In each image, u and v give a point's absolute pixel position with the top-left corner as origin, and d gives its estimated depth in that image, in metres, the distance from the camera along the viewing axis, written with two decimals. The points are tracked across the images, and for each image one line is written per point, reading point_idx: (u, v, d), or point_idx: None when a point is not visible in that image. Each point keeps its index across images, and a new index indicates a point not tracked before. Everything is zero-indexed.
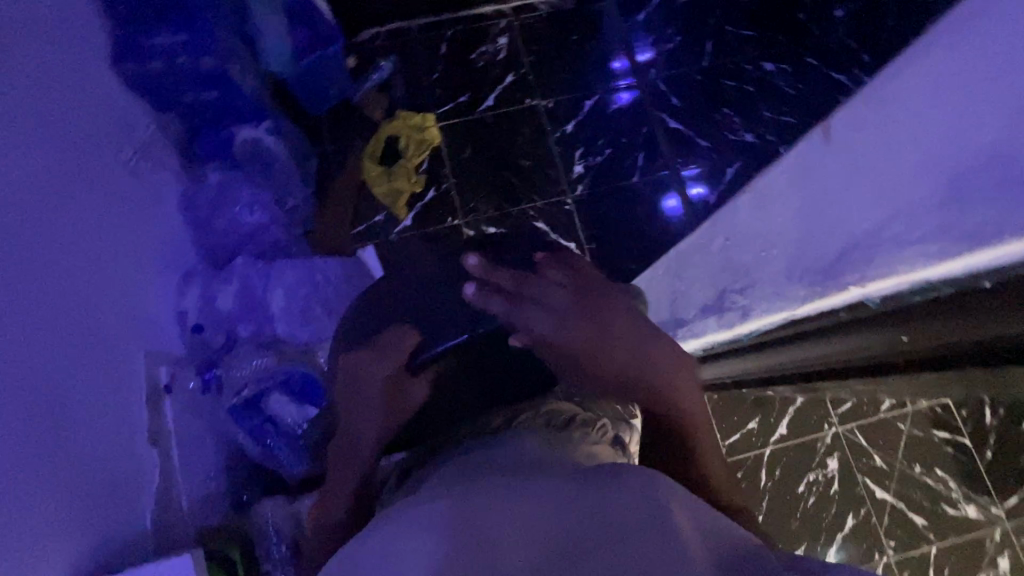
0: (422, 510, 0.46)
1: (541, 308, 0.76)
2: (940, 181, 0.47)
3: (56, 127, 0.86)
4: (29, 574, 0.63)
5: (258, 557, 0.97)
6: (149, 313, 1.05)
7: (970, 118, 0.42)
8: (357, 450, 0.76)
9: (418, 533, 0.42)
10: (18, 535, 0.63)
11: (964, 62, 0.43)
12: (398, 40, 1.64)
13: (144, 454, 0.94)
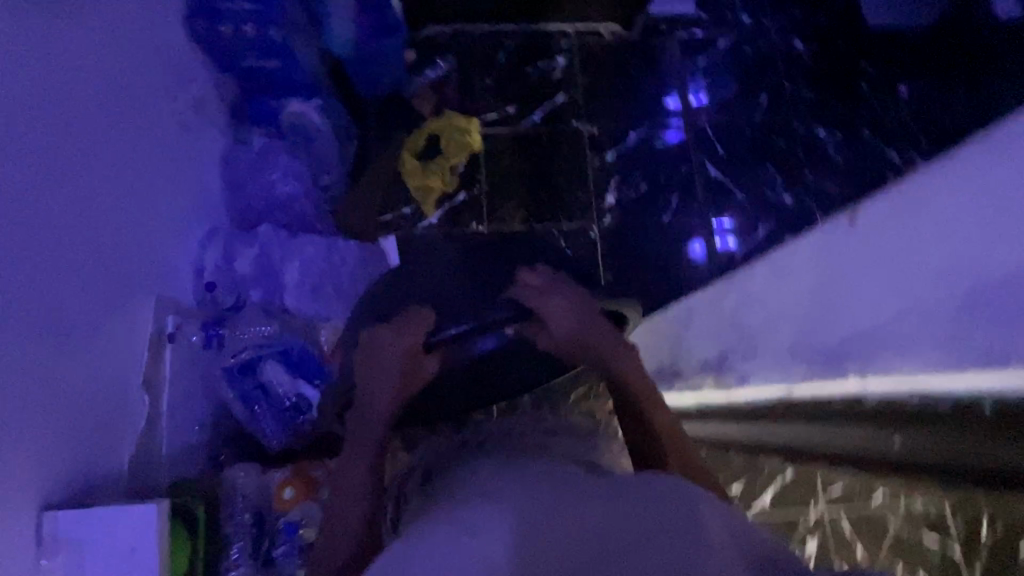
0: (489, 513, 0.52)
1: (561, 309, 0.91)
2: (952, 296, 0.53)
3: (117, 69, 0.90)
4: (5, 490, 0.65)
5: (220, 520, 0.95)
6: (169, 259, 1.08)
7: (986, 245, 0.49)
8: (375, 415, 0.89)
9: (492, 533, 0.49)
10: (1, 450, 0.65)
11: (977, 199, 0.51)
12: (460, 41, 1.66)
13: (137, 398, 0.95)
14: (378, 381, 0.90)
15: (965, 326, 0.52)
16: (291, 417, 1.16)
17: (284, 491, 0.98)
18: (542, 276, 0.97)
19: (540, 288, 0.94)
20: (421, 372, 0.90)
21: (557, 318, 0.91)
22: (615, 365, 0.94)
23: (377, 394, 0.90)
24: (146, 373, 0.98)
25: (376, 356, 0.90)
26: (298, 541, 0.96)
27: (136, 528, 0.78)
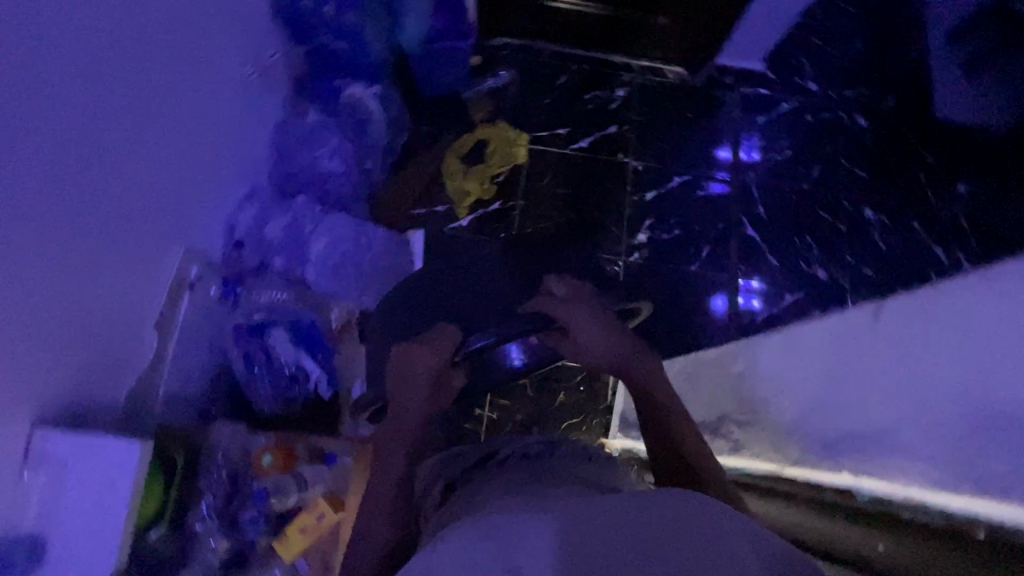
0: (533, 523, 0.43)
1: (586, 320, 0.95)
2: (959, 416, 0.55)
3: (196, 24, 0.95)
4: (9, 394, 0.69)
5: (197, 472, 0.92)
6: (204, 211, 1.12)
7: (1001, 377, 0.51)
8: (405, 424, 0.89)
9: (540, 550, 0.41)
10: (14, 356, 0.68)
11: (1001, 319, 0.53)
12: (525, 57, 1.69)
13: (147, 337, 0.99)
14: (409, 394, 0.92)
15: (968, 460, 0.54)
16: (287, 386, 1.16)
17: (262, 459, 0.95)
18: (566, 286, 0.99)
19: (563, 298, 0.96)
20: (452, 385, 0.96)
21: (582, 328, 0.94)
22: (651, 382, 0.95)
23: (409, 406, 0.90)
24: (160, 314, 1.02)
25: (406, 371, 0.92)
26: (266, 511, 0.93)
27: (117, 459, 0.79)
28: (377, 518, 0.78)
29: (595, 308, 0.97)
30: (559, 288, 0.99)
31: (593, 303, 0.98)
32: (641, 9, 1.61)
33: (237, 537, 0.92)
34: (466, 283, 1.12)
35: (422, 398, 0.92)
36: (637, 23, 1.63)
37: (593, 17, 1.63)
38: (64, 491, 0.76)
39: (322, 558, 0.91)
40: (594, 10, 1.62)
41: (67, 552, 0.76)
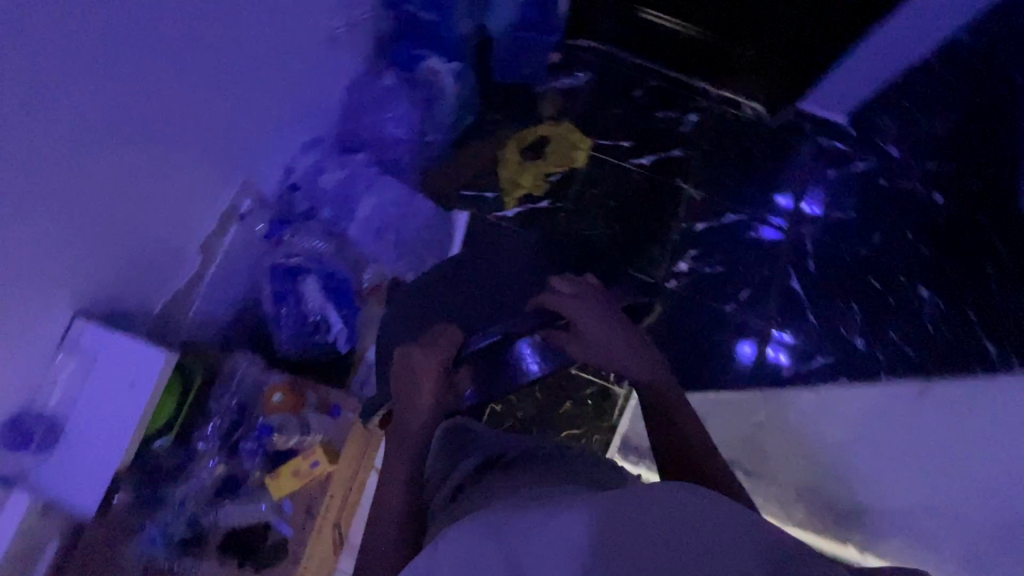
0: (567, 517, 0.47)
1: (591, 317, 1.00)
2: None
3: None
4: (46, 270, 0.73)
5: (212, 391, 0.94)
6: (269, 148, 1.16)
7: None
8: (409, 429, 0.89)
9: (575, 535, 0.46)
10: (54, 235, 0.73)
11: None
12: (608, 62, 1.68)
13: (191, 256, 1.03)
14: (414, 397, 0.91)
15: None
16: (307, 335, 1.16)
17: (272, 397, 0.94)
18: (571, 284, 1.04)
19: (571, 295, 1.02)
20: (456, 387, 0.96)
21: (585, 322, 0.99)
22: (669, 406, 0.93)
23: (416, 408, 0.90)
24: (209, 236, 1.06)
25: (409, 377, 0.93)
26: (266, 448, 0.92)
27: (146, 373, 0.82)
28: (390, 519, 0.79)
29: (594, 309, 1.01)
30: (564, 287, 1.03)
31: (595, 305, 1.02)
32: (724, 36, 1.59)
33: (232, 466, 0.91)
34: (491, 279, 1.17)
35: (429, 398, 0.92)
36: (714, 50, 1.62)
37: (674, 36, 1.62)
38: (88, 383, 0.80)
39: (309, 508, 0.90)
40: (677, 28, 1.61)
41: (75, 441, 0.79)
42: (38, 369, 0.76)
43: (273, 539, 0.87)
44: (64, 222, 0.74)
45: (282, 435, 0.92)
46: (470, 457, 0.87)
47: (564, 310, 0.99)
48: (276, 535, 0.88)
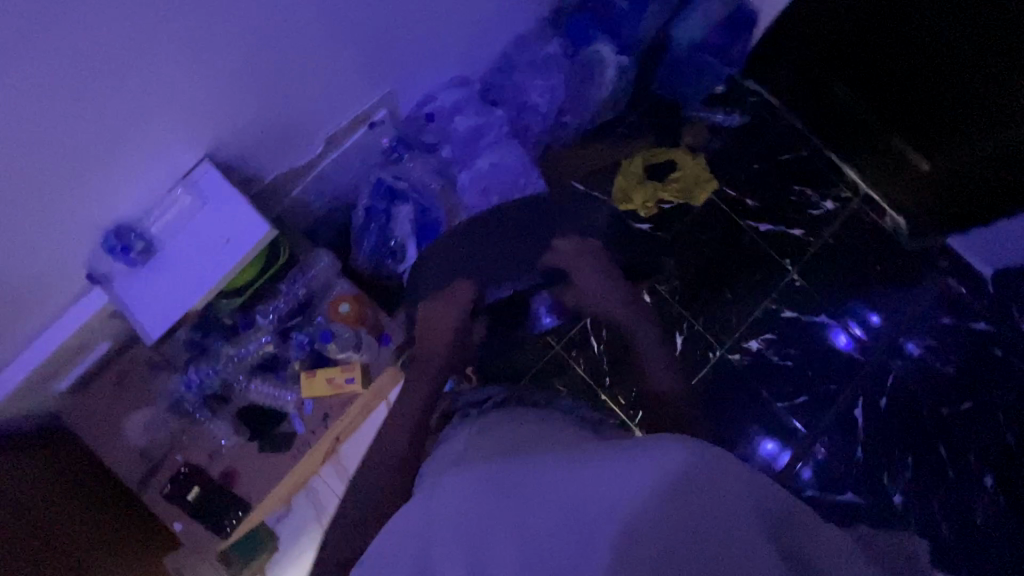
0: (596, 474, 0.55)
1: (585, 273, 1.17)
2: None
3: None
4: (185, 102, 0.75)
5: (286, 275, 0.93)
6: (422, 70, 1.16)
7: None
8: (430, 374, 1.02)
9: (602, 494, 0.53)
10: (207, 73, 0.75)
11: None
12: (765, 116, 1.59)
13: (316, 145, 1.05)
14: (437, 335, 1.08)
15: None
16: (381, 256, 1.19)
17: (338, 306, 0.93)
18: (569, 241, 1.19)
19: (569, 249, 1.18)
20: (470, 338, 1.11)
21: (580, 277, 1.17)
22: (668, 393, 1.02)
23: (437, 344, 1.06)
24: (337, 131, 1.06)
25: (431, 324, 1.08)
26: (315, 346, 0.94)
27: (247, 237, 0.83)
28: None
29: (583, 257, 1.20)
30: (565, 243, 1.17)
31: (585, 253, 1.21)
32: (904, 136, 1.39)
33: (279, 350, 0.93)
34: (517, 232, 1.18)
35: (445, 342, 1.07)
36: (888, 146, 1.44)
37: (850, 111, 1.45)
38: (191, 223, 0.83)
39: (327, 421, 0.91)
40: (857, 103, 1.42)
41: (164, 269, 0.82)
42: (155, 193, 0.81)
43: (285, 430, 0.91)
44: (215, 65, 0.75)
45: (337, 344, 0.93)
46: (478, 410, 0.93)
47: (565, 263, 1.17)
48: (288, 427, 0.91)
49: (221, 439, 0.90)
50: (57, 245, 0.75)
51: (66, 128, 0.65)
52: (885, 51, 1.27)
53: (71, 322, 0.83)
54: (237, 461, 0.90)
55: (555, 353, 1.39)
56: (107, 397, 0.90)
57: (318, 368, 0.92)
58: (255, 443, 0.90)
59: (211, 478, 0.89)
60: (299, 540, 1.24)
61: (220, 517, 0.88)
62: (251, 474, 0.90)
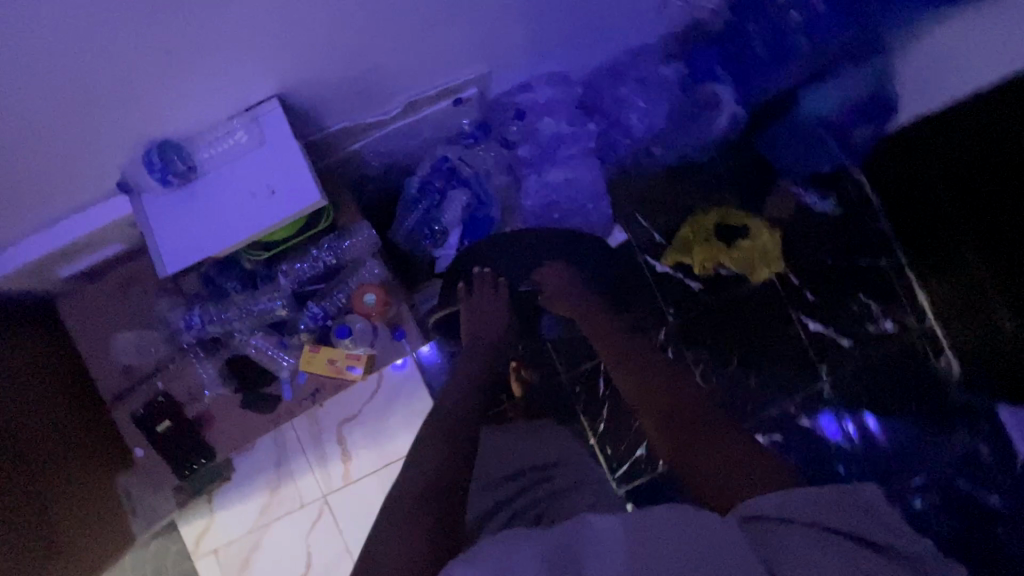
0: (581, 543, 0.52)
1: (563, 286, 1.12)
2: None
3: None
4: (271, 34, 0.67)
5: (321, 242, 0.87)
6: (528, 58, 1.06)
7: None
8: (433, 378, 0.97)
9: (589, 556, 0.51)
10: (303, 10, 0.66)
11: None
12: (859, 214, 1.47)
13: (393, 107, 0.96)
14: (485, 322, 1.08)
15: None
16: (422, 234, 1.14)
17: (363, 297, 0.86)
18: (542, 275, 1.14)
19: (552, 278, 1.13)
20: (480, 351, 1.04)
21: (559, 293, 1.12)
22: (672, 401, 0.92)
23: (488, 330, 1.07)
24: (420, 97, 0.98)
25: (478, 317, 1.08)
26: (328, 322, 0.88)
27: (294, 199, 0.75)
28: None
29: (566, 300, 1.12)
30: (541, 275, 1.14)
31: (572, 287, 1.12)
32: (976, 248, 1.23)
33: (291, 315, 0.88)
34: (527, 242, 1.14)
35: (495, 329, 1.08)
36: (962, 259, 1.28)
37: (941, 212, 1.27)
38: (240, 161, 0.76)
39: (315, 399, 0.87)
40: (950, 208, 1.24)
41: (197, 199, 0.75)
42: (213, 117, 0.74)
43: (271, 393, 0.87)
44: (318, 3, 0.66)
45: (351, 340, 0.87)
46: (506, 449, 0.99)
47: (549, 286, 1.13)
48: (275, 390, 0.87)
49: (207, 382, 0.86)
50: (97, 144, 0.69)
51: (143, 28, 0.58)
52: (956, 147, 1.15)
53: (93, 219, 0.79)
54: (215, 407, 0.86)
55: (560, 383, 1.34)
56: (106, 300, 0.87)
57: (325, 344, 0.88)
58: (238, 396, 0.86)
59: (184, 416, 0.85)
60: (252, 480, 1.24)
61: (183, 457, 0.85)
62: (225, 425, 0.86)
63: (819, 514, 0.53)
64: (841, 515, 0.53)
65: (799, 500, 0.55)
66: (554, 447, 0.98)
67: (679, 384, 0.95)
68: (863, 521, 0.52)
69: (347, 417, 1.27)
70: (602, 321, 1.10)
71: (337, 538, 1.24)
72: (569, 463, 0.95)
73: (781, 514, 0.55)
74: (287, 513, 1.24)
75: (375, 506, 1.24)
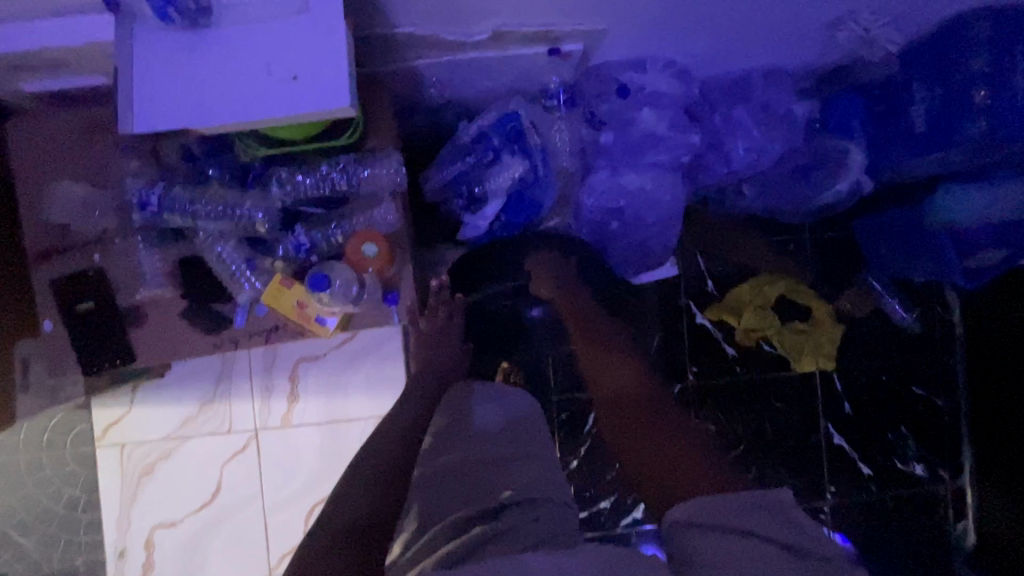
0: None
1: (554, 269, 1.02)
2: None
3: None
4: None
5: (338, 162, 0.71)
6: (652, 31, 0.86)
7: None
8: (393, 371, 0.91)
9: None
10: None
11: None
12: (936, 340, 1.27)
13: (479, 30, 0.78)
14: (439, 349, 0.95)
15: None
16: (457, 191, 0.97)
17: (362, 245, 0.70)
18: (538, 263, 1.03)
19: (545, 275, 1.02)
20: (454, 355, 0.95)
21: (547, 281, 1.02)
22: (647, 425, 0.77)
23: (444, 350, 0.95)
24: (512, 32, 0.79)
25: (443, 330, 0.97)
26: (311, 257, 0.72)
27: (317, 97, 0.57)
28: None
29: (553, 284, 1.02)
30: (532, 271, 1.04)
31: (557, 272, 1.02)
32: None
33: (273, 234, 0.72)
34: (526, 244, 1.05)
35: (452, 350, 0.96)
36: None
37: None
38: (267, 26, 0.58)
39: (271, 337, 0.72)
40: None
41: (199, 53, 0.58)
42: None
43: (220, 313, 0.71)
44: None
45: (327, 293, 0.70)
46: (473, 447, 0.79)
47: (542, 272, 1.03)
48: (226, 311, 0.71)
49: (150, 274, 0.71)
50: None
51: None
52: None
53: (62, 36, 0.60)
54: (153, 305, 0.71)
55: (545, 402, 1.17)
56: (70, 137, 0.71)
57: (300, 281, 0.72)
58: (182, 302, 0.71)
59: (113, 303, 0.71)
60: (184, 385, 1.10)
61: (96, 349, 0.71)
62: (158, 330, 0.71)
63: (742, 518, 0.54)
64: (756, 517, 0.54)
65: (719, 507, 0.56)
66: (513, 476, 0.76)
67: (665, 413, 0.80)
68: (778, 525, 0.53)
69: (306, 357, 1.12)
70: (593, 325, 0.97)
71: (254, 477, 1.12)
72: (530, 506, 0.72)
73: (703, 523, 0.55)
74: (211, 433, 1.11)
75: (306, 459, 1.12)
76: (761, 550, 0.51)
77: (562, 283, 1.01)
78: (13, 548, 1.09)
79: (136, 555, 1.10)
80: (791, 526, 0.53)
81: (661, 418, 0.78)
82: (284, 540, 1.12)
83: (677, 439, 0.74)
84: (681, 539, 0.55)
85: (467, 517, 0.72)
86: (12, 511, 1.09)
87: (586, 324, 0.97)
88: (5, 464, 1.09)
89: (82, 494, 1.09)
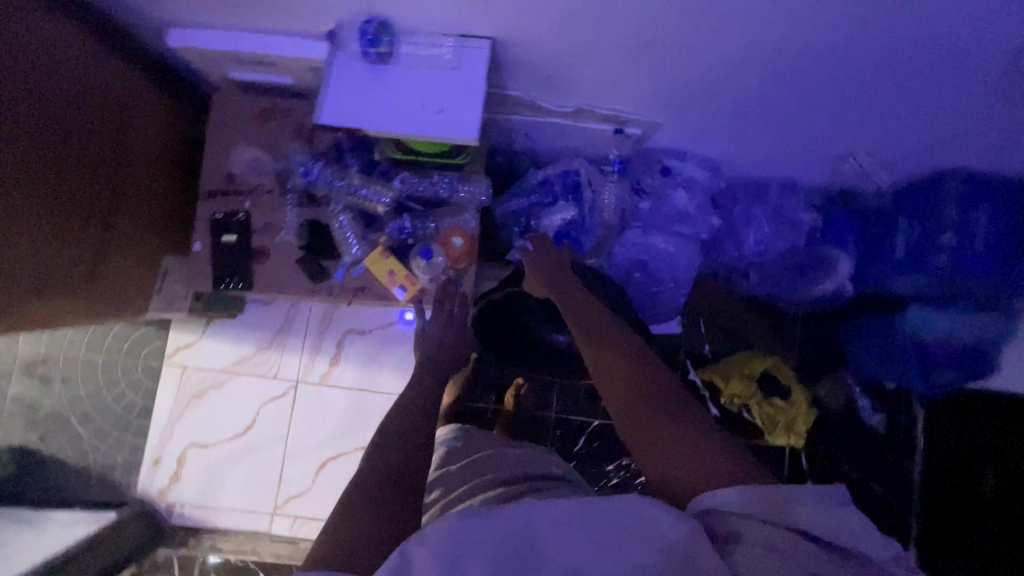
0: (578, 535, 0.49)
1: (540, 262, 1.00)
2: None
3: (900, 92, 0.91)
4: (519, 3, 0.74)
5: (444, 176, 0.95)
6: (698, 133, 1.10)
7: None
8: None
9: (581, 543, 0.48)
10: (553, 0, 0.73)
11: None
12: (900, 446, 1.40)
13: (568, 104, 1.02)
14: None
15: None
16: (517, 219, 1.19)
17: (452, 237, 0.92)
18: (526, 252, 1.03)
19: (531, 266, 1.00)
20: None
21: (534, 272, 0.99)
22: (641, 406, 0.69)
23: None
24: (591, 110, 1.03)
25: None
26: (408, 240, 0.94)
27: (455, 126, 0.81)
28: None
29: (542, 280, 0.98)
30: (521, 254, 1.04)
31: (549, 269, 0.99)
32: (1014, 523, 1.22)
33: (384, 215, 0.94)
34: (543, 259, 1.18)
35: None
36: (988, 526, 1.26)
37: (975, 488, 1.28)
38: (431, 73, 0.82)
39: (357, 293, 0.91)
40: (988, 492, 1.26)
41: (379, 79, 0.81)
42: (433, 28, 0.79)
43: (325, 265, 0.92)
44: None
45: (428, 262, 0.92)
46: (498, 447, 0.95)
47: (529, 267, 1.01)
48: (331, 266, 0.92)
49: (283, 225, 0.93)
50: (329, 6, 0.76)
51: None
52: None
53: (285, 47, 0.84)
54: (278, 248, 0.92)
55: (546, 416, 1.33)
56: (253, 115, 0.95)
57: (394, 255, 0.93)
58: (299, 252, 0.92)
59: (249, 241, 0.92)
60: (248, 329, 1.29)
61: (227, 272, 0.92)
62: (275, 268, 0.92)
63: (784, 509, 0.53)
64: (801, 508, 0.53)
65: (766, 493, 0.55)
66: (531, 464, 0.90)
67: (657, 389, 0.72)
68: (828, 519, 0.53)
69: (354, 330, 1.31)
70: (578, 305, 0.89)
71: (283, 422, 1.28)
72: (544, 481, 0.86)
73: (740, 505, 0.54)
74: (259, 375, 1.29)
75: (331, 416, 1.29)
76: (801, 546, 0.51)
77: (551, 277, 0.98)
78: (70, 433, 1.26)
79: (168, 465, 1.25)
80: (834, 521, 0.53)
81: (655, 394, 0.71)
82: (294, 484, 1.27)
83: (674, 422, 0.66)
84: (717, 525, 0.54)
85: (487, 483, 0.86)
86: (79, 402, 1.26)
87: (572, 306, 0.90)
88: (87, 360, 1.27)
89: (140, 401, 1.27)
